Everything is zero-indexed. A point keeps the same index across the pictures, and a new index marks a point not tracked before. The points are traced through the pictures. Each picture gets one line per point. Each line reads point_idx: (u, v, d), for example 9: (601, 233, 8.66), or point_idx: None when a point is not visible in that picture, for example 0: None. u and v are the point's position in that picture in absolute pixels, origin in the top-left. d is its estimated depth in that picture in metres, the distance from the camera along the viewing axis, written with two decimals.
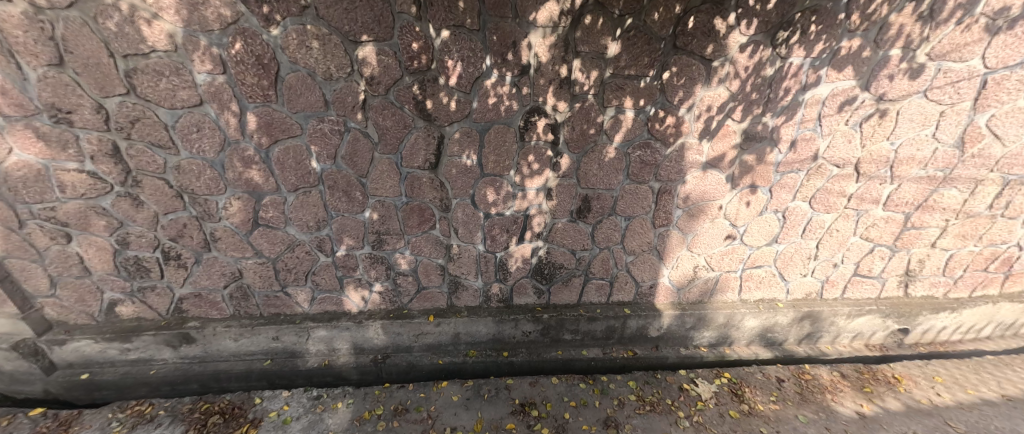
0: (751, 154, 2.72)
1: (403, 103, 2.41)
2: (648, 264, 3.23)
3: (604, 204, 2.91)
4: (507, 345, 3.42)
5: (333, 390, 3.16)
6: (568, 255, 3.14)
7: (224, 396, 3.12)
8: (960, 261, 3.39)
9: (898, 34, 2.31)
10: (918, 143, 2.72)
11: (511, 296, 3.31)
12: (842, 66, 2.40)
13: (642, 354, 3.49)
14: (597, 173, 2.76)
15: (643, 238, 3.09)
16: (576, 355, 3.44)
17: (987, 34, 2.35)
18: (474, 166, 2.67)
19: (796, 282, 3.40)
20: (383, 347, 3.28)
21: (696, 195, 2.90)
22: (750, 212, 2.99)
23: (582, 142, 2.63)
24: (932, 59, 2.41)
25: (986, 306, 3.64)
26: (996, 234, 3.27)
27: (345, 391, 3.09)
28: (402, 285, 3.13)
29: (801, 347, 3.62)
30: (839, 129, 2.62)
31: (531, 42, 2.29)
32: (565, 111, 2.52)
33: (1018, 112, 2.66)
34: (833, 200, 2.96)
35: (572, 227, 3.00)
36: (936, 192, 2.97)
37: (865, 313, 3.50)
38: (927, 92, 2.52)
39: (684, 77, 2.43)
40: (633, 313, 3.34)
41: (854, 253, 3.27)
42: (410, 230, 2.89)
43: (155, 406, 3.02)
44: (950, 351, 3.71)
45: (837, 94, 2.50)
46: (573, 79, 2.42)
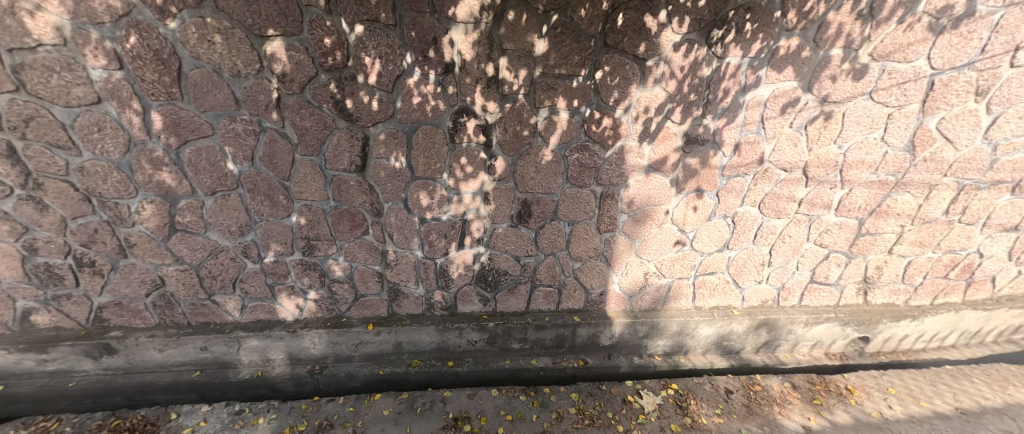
0: (694, 157, 2.63)
1: (320, 102, 2.26)
2: (596, 271, 3.13)
3: (545, 209, 2.80)
4: (453, 355, 3.29)
5: (257, 403, 3.02)
6: (511, 262, 3.02)
7: (139, 411, 2.97)
8: (919, 268, 3.28)
9: (837, 33, 2.23)
10: (867, 146, 2.63)
11: (455, 304, 3.18)
12: (781, 67, 2.32)
13: (594, 363, 3.38)
14: (535, 176, 2.64)
15: (588, 243, 2.98)
16: (525, 364, 3.33)
17: (931, 34, 2.25)
18: (403, 168, 2.53)
19: (751, 290, 3.31)
20: (321, 357, 3.14)
21: (640, 200, 2.80)
22: (697, 217, 2.90)
23: (516, 144, 2.51)
24: (875, 59, 2.32)
25: (948, 315, 3.54)
26: (954, 241, 3.15)
27: (270, 404, 2.95)
28: (339, 292, 2.99)
29: (758, 356, 3.53)
30: (783, 132, 2.55)
31: (453, 38, 2.16)
32: (496, 112, 2.40)
33: (969, 115, 2.55)
34: (782, 205, 2.87)
35: (513, 233, 2.88)
36: (889, 198, 2.87)
37: (823, 321, 3.41)
38: (872, 94, 2.43)
39: (618, 77, 2.33)
40: (582, 321, 3.23)
41: (808, 260, 3.18)
42: (341, 236, 2.74)
43: (62, 422, 2.86)
44: (911, 361, 3.62)
45: (778, 95, 2.42)
46: (501, 78, 2.29)
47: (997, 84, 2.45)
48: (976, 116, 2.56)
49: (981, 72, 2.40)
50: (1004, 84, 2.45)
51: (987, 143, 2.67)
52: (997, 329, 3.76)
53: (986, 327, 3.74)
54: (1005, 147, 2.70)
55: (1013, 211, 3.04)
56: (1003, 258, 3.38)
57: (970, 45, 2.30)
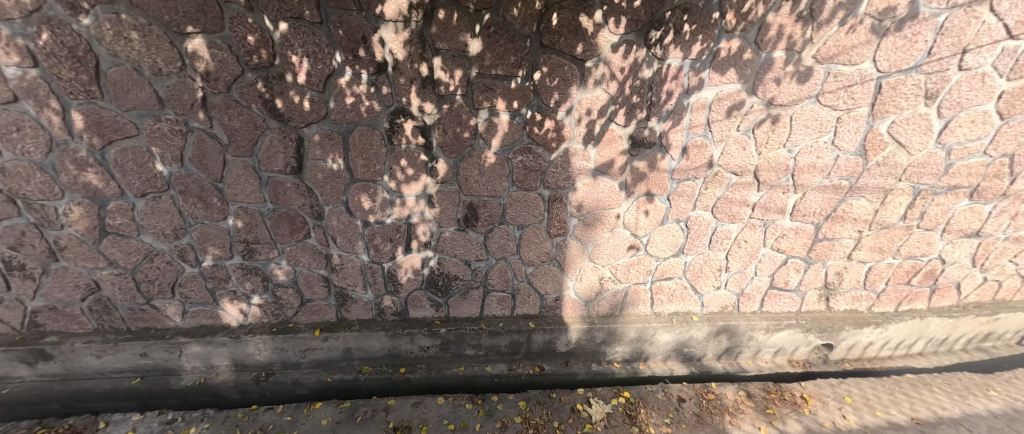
0: (641, 160, 2.59)
1: (248, 102, 2.19)
2: (549, 276, 3.06)
3: (492, 213, 2.73)
4: (406, 361, 3.22)
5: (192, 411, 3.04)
6: (461, 266, 2.95)
7: (67, 420, 2.96)
8: (880, 274, 3.21)
9: (778, 35, 2.20)
10: (817, 150, 2.59)
11: (406, 309, 3.11)
12: (723, 69, 2.29)
13: (550, 370, 3.31)
14: (479, 179, 2.57)
15: (540, 248, 2.92)
16: (479, 371, 3.26)
17: (874, 36, 2.22)
18: (341, 171, 2.45)
19: (710, 296, 3.26)
20: (267, 364, 3.08)
21: (590, 204, 2.74)
22: (649, 222, 2.85)
23: (457, 146, 2.45)
24: (819, 62, 2.29)
25: (913, 322, 3.46)
26: (913, 246, 3.08)
27: (205, 413, 2.97)
28: (283, 297, 2.92)
29: (720, 363, 3.47)
30: (730, 135, 2.52)
31: (383, 37, 2.09)
32: (433, 113, 2.33)
33: (920, 118, 2.50)
34: (736, 210, 2.82)
35: (461, 237, 2.81)
36: (844, 202, 2.81)
37: (784, 328, 3.34)
38: (819, 97, 2.40)
39: (557, 78, 2.28)
40: (537, 327, 3.16)
41: (766, 266, 3.13)
42: (281, 239, 2.66)
43: None
44: (877, 369, 3.56)
45: (723, 98, 2.39)
46: (437, 79, 2.23)
47: (946, 87, 2.40)
48: (928, 120, 2.51)
49: (929, 74, 2.35)
50: (953, 88, 2.40)
51: (941, 147, 2.62)
52: (964, 336, 3.71)
53: (954, 335, 3.68)
54: (960, 151, 2.64)
55: (973, 217, 2.98)
56: (966, 264, 3.31)
57: (916, 48, 2.26)
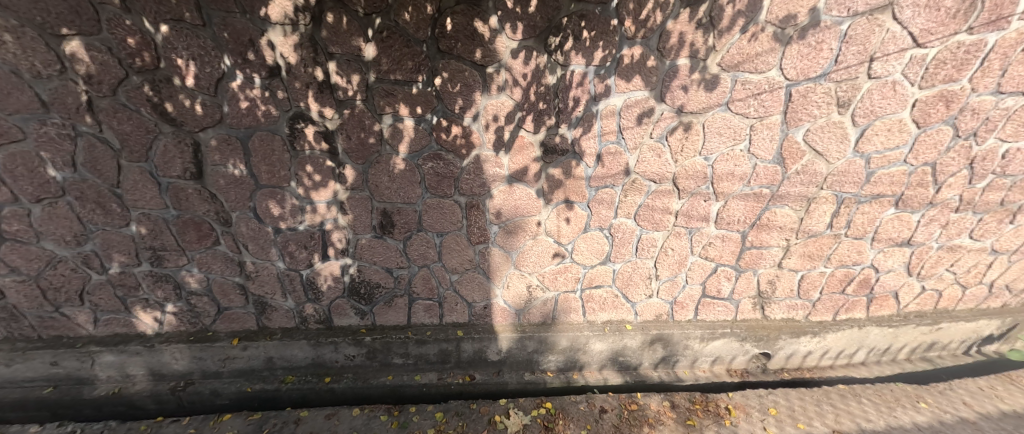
0: (556, 167, 2.56)
1: (137, 106, 2.14)
2: (475, 283, 3.01)
3: (408, 220, 2.67)
4: (331, 370, 3.15)
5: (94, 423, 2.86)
6: (383, 274, 2.89)
7: None
8: (814, 283, 3.17)
9: (680, 42, 2.19)
10: (734, 158, 2.59)
11: (330, 318, 3.03)
12: (629, 76, 2.28)
13: (481, 380, 3.26)
14: (389, 185, 2.51)
15: (462, 255, 2.87)
16: (407, 381, 3.20)
17: (778, 44, 2.22)
18: (244, 176, 2.39)
19: (643, 304, 3.22)
20: (186, 373, 3.03)
21: (509, 210, 2.70)
22: (572, 229, 2.81)
23: (363, 152, 2.38)
24: (725, 70, 2.29)
25: (851, 331, 3.41)
26: (844, 255, 3.03)
27: (104, 426, 2.83)
28: (198, 305, 2.86)
29: (656, 372, 3.43)
30: (643, 143, 2.51)
31: (272, 41, 2.03)
32: (334, 118, 2.27)
33: (835, 127, 2.48)
34: (659, 218, 2.80)
35: (379, 243, 2.75)
36: (767, 211, 2.80)
37: (719, 336, 3.31)
38: (729, 105, 2.40)
39: (459, 84, 2.24)
40: (465, 336, 3.11)
41: (697, 274, 3.10)
42: (190, 246, 2.61)
43: None
44: (816, 379, 3.51)
45: (632, 105, 2.37)
46: (334, 83, 2.17)
47: (857, 95, 2.38)
48: (843, 129, 2.49)
49: (838, 82, 2.34)
50: (865, 96, 2.38)
51: (860, 156, 2.59)
52: (908, 346, 3.64)
53: (897, 344, 3.61)
54: (879, 160, 2.61)
55: (902, 225, 2.93)
56: (902, 273, 3.23)
57: (822, 56, 2.25)
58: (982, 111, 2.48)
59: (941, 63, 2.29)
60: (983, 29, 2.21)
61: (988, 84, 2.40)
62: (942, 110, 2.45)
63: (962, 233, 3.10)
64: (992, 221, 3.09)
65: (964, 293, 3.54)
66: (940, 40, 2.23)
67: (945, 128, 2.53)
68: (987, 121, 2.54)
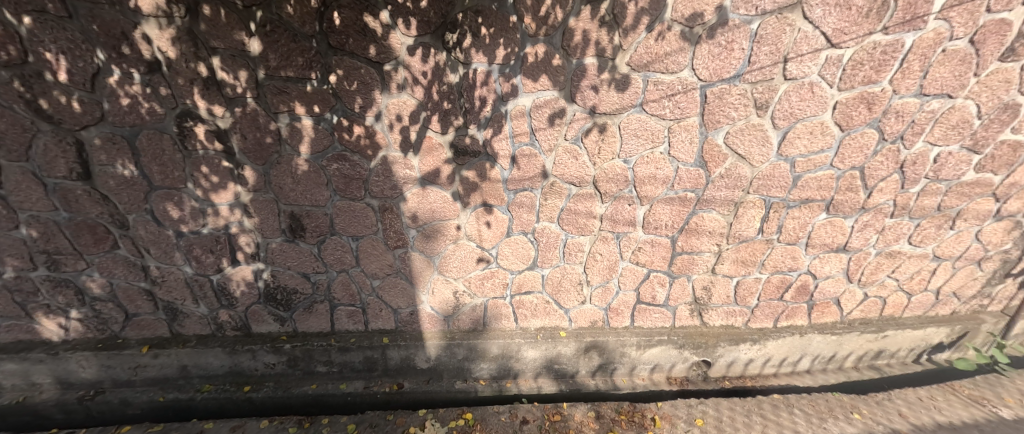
0: (470, 169, 2.46)
1: (8, 103, 2.02)
2: (398, 289, 2.90)
3: (319, 223, 2.55)
4: (251, 379, 3.04)
5: None
6: (299, 279, 2.76)
7: None
8: (750, 289, 3.09)
9: (584, 41, 2.11)
10: (654, 161, 2.51)
11: (248, 324, 2.91)
12: (535, 75, 2.19)
13: (409, 388, 3.14)
14: (294, 187, 2.39)
15: (381, 260, 2.76)
16: (332, 390, 3.08)
17: (687, 43, 2.15)
18: (136, 177, 2.28)
19: (576, 311, 3.13)
20: (96, 381, 2.91)
21: (425, 214, 2.59)
22: (493, 234, 2.72)
23: (260, 153, 2.26)
24: (635, 69, 2.22)
25: (792, 338, 3.32)
26: (778, 261, 2.95)
27: None
28: (104, 311, 2.75)
29: (593, 380, 3.33)
30: (558, 145, 2.42)
31: (147, 34, 1.93)
32: (225, 117, 2.15)
33: (755, 129, 2.42)
34: (584, 222, 2.71)
35: (290, 248, 2.62)
36: (694, 215, 2.73)
37: (656, 344, 3.22)
38: (643, 106, 2.32)
39: (355, 81, 2.12)
40: (390, 343, 3.00)
41: (629, 280, 3.01)
42: (87, 250, 2.49)
43: None
44: (758, 387, 3.43)
45: (542, 105, 2.28)
46: (220, 80, 2.05)
47: (774, 97, 2.32)
48: (763, 131, 2.42)
49: (753, 84, 2.27)
50: (782, 98, 2.31)
51: (784, 159, 2.52)
52: (854, 354, 3.53)
53: (843, 352, 3.51)
54: (804, 163, 2.53)
55: (835, 230, 2.83)
56: (841, 279, 3.13)
57: (733, 56, 2.19)
58: (907, 114, 2.39)
59: (857, 64, 2.22)
60: (898, 29, 2.13)
61: (910, 86, 2.31)
62: (864, 113, 2.37)
63: (901, 239, 2.99)
64: (931, 227, 2.98)
65: (909, 300, 3.42)
66: (855, 40, 2.15)
67: (870, 131, 2.44)
68: (913, 124, 2.44)
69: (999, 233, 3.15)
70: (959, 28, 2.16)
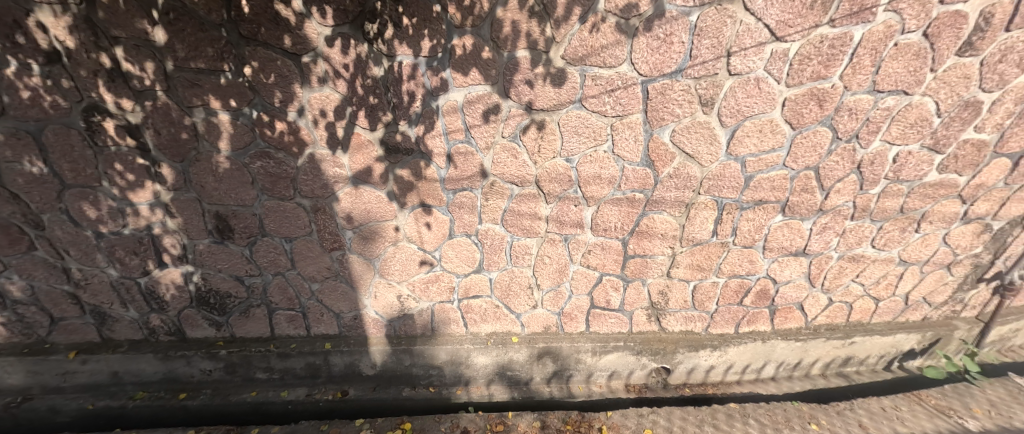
0: (404, 168, 2.34)
1: None
2: (339, 293, 2.77)
3: (248, 224, 2.43)
4: (188, 386, 2.94)
5: None
6: (233, 283, 2.65)
7: None
8: (708, 294, 2.98)
9: (515, 32, 1.99)
10: (598, 160, 2.40)
11: (182, 328, 2.81)
12: (465, 69, 2.07)
13: (354, 396, 3.02)
14: (217, 186, 2.27)
15: (318, 263, 2.63)
16: (273, 397, 2.98)
17: (623, 36, 2.03)
18: (46, 175, 2.16)
19: (528, 315, 3.02)
20: (23, 388, 2.79)
21: (360, 215, 2.47)
22: (434, 235, 2.60)
23: (177, 149, 2.14)
24: (571, 63, 2.10)
25: (754, 345, 3.20)
26: (735, 264, 2.84)
27: None
28: (28, 315, 2.64)
29: (548, 388, 3.22)
30: (496, 143, 2.30)
31: (41, 22, 1.80)
32: (136, 111, 2.04)
33: (701, 127, 2.31)
34: (529, 223, 2.60)
35: (220, 249, 2.51)
36: (644, 217, 2.62)
37: (612, 350, 3.11)
38: (583, 102, 2.21)
39: (271, 74, 1.98)
40: (332, 349, 2.88)
41: (581, 283, 2.90)
42: (2, 251, 2.38)
43: None
44: (719, 395, 3.31)
45: (475, 101, 2.16)
46: (125, 72, 1.93)
47: (720, 93, 2.21)
48: (710, 129, 2.32)
49: (697, 79, 2.16)
50: (728, 94, 2.21)
51: (733, 159, 2.42)
52: (820, 361, 3.42)
53: (809, 360, 3.40)
54: (755, 163, 2.43)
55: (792, 233, 2.73)
56: (803, 284, 3.02)
57: (673, 50, 2.08)
58: (861, 111, 2.28)
59: (805, 59, 2.11)
60: (845, 22, 2.01)
61: (863, 82, 2.19)
62: (815, 110, 2.26)
63: (863, 242, 2.87)
64: (895, 230, 2.85)
65: (877, 305, 3.29)
66: (800, 33, 2.04)
67: (822, 130, 2.33)
68: (868, 122, 2.33)
69: (968, 237, 3.01)
70: (912, 20, 2.03)
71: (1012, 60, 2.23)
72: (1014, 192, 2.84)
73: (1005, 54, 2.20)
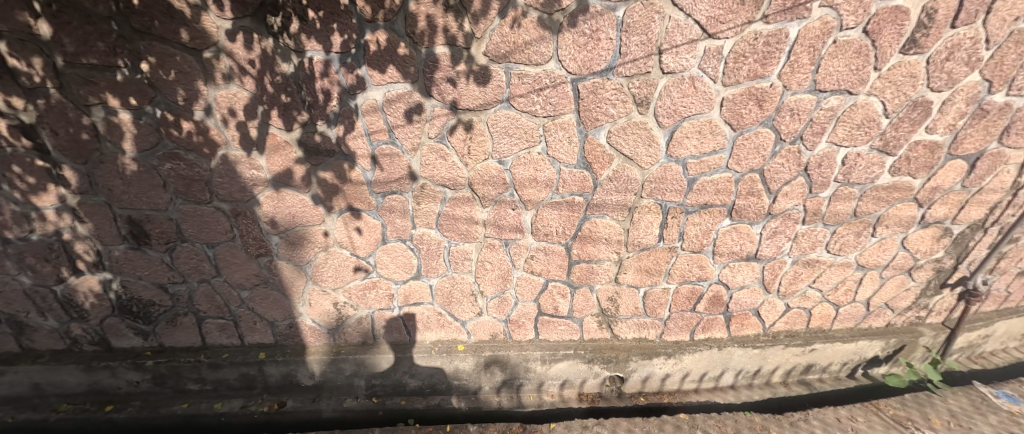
0: (326, 170, 2.22)
1: None
2: (271, 301, 2.65)
3: (164, 230, 2.31)
4: (116, 398, 2.82)
5: None
6: (155, 291, 2.54)
7: None
8: (659, 301, 2.88)
9: (431, 27, 1.87)
10: (533, 163, 2.30)
11: (107, 338, 2.69)
12: (382, 66, 1.95)
13: (291, 407, 2.90)
14: (126, 190, 2.16)
15: (245, 270, 2.50)
16: (205, 409, 2.85)
17: (547, 32, 1.93)
18: None
19: (473, 323, 2.90)
20: None
21: (284, 219, 2.34)
22: (367, 241, 2.48)
23: (79, 151, 2.03)
24: (495, 61, 1.99)
25: (710, 352, 3.10)
26: (685, 270, 2.74)
27: None
28: None
29: (497, 397, 3.11)
30: (422, 144, 2.19)
31: None
32: (29, 110, 1.92)
33: (638, 128, 2.21)
34: (466, 228, 2.49)
35: (137, 256, 2.39)
36: (587, 221, 2.52)
37: (562, 358, 2.99)
38: (511, 102, 2.10)
39: (171, 70, 1.87)
40: (267, 359, 2.76)
41: (526, 290, 2.79)
42: None
43: None
44: (675, 405, 3.19)
45: (395, 100, 2.05)
46: (13, 68, 1.82)
47: (654, 92, 2.11)
48: (648, 130, 2.22)
49: (629, 78, 2.06)
50: (663, 94, 2.11)
51: (674, 161, 2.32)
52: (780, 368, 3.32)
53: (768, 367, 3.30)
54: (697, 165, 2.33)
55: (741, 237, 2.63)
56: (758, 290, 2.92)
57: (601, 47, 1.97)
58: (802, 112, 2.18)
59: (740, 57, 2.01)
60: (779, 18, 1.91)
61: (802, 81, 2.10)
62: (755, 111, 2.16)
63: (817, 247, 2.77)
64: (850, 234, 2.74)
65: (837, 312, 3.18)
66: (733, 30, 1.94)
67: (764, 131, 2.24)
68: (812, 123, 2.23)
69: (927, 242, 2.92)
70: (850, 16, 1.93)
71: (959, 59, 2.13)
72: (973, 195, 2.74)
73: (952, 52, 2.10)
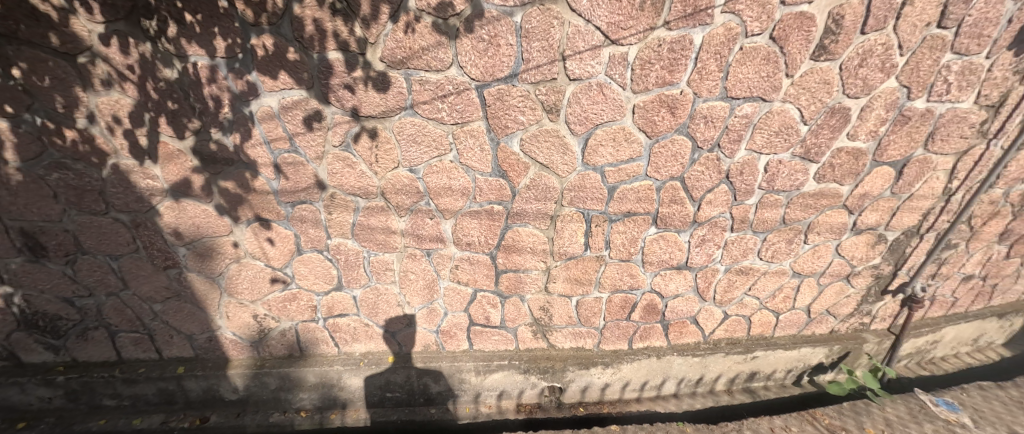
0: (227, 179, 2.14)
1: None
2: (185, 314, 2.56)
3: (61, 241, 2.22)
4: (27, 414, 2.71)
5: None
6: (60, 305, 2.44)
7: None
8: (592, 310, 2.83)
9: (319, 32, 1.80)
10: (446, 171, 2.24)
11: (15, 353, 2.59)
12: (273, 71, 1.88)
13: (214, 423, 2.80)
14: (14, 200, 2.07)
15: (154, 282, 2.41)
16: (123, 426, 2.75)
17: (444, 37, 1.86)
18: None
19: (403, 334, 2.83)
20: None
21: (189, 230, 2.26)
22: (280, 251, 2.40)
23: None
24: (393, 66, 1.92)
25: (649, 361, 3.05)
26: (615, 278, 2.70)
27: None
28: None
29: (432, 409, 3.04)
30: (327, 152, 2.12)
31: None
32: None
33: (550, 135, 2.16)
34: (384, 238, 2.42)
35: (36, 269, 2.30)
36: (509, 230, 2.46)
37: (496, 369, 2.91)
38: (415, 109, 2.04)
39: (45, 76, 1.79)
40: (185, 374, 2.67)
41: (454, 300, 2.72)
42: None
43: None
44: (616, 415, 3.13)
45: (292, 107, 1.97)
46: None
47: (563, 99, 2.05)
48: (561, 138, 2.16)
49: (535, 84, 2.01)
50: (572, 101, 2.06)
51: (591, 169, 2.26)
52: (723, 376, 3.28)
53: (711, 375, 3.25)
54: (615, 173, 2.28)
55: (669, 246, 2.59)
56: (693, 298, 2.88)
57: (502, 53, 1.91)
58: (716, 119, 2.15)
59: (645, 63, 1.96)
60: (681, 24, 1.87)
61: (712, 88, 2.06)
62: (668, 118, 2.12)
63: (749, 254, 2.74)
64: (781, 242, 2.71)
65: (777, 319, 3.15)
66: (635, 36, 1.89)
67: (679, 138, 2.20)
68: (728, 130, 2.20)
69: (862, 248, 2.89)
70: (754, 22, 1.89)
71: (873, 65, 2.10)
72: (904, 202, 2.71)
73: (864, 58, 2.07)
